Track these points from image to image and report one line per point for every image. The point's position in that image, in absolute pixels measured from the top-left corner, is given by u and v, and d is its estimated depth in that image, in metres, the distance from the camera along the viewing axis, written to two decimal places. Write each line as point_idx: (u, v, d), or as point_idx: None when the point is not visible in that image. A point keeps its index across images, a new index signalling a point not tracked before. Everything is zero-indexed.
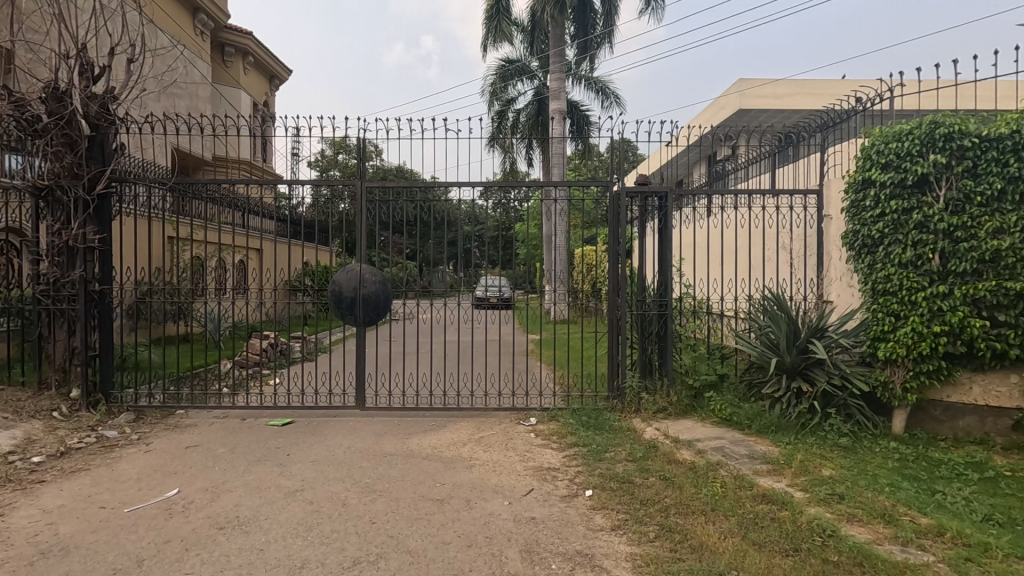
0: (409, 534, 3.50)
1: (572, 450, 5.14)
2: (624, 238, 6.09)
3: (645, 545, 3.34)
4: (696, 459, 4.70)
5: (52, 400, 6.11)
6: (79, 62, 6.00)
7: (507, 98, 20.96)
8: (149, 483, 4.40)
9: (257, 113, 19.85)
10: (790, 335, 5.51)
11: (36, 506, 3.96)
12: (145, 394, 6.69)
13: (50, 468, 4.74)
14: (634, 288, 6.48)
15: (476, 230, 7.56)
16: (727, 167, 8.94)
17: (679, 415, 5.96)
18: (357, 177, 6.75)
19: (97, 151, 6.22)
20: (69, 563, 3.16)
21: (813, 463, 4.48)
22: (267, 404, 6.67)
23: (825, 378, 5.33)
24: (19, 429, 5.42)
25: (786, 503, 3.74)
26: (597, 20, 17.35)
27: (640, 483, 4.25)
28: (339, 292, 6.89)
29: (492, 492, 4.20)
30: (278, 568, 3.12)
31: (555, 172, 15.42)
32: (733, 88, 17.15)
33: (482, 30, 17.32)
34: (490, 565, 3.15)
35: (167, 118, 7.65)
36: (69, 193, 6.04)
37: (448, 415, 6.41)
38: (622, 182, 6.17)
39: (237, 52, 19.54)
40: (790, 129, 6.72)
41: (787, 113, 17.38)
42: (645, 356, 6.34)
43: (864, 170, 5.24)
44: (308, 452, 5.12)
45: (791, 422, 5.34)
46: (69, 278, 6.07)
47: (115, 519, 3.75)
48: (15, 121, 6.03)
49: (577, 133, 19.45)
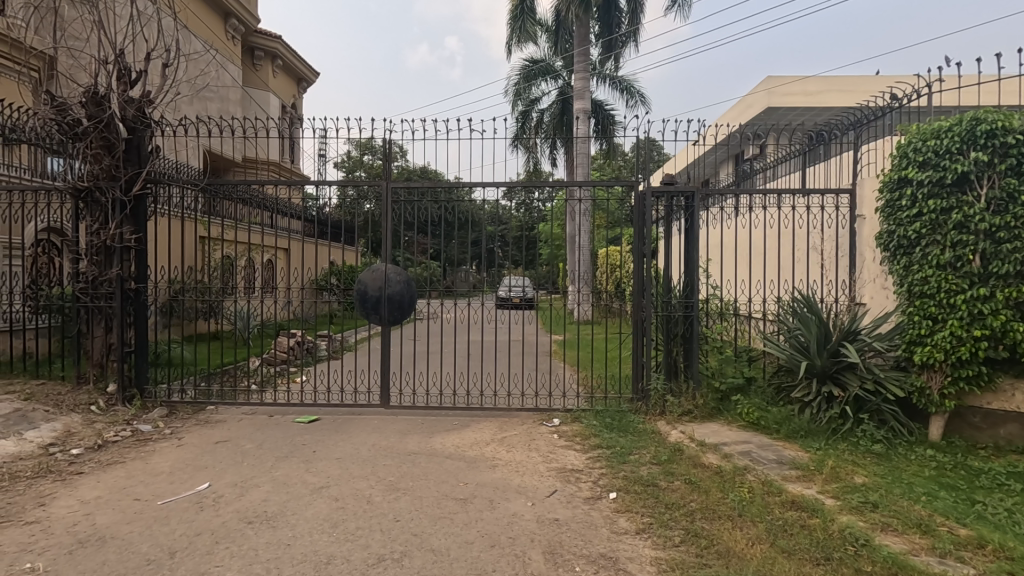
0: (433, 533, 3.52)
1: (595, 451, 5.11)
2: (649, 238, 6.02)
3: (670, 550, 3.30)
4: (723, 463, 4.62)
5: (90, 395, 6.32)
6: (117, 67, 6.20)
7: (531, 98, 20.94)
8: (181, 476, 4.52)
9: (284, 114, 20.18)
10: (821, 338, 5.38)
11: (74, 497, 4.09)
12: (178, 390, 6.88)
13: (87, 460, 4.89)
14: (659, 288, 6.40)
15: (500, 230, 7.56)
16: (755, 166, 8.77)
17: (704, 418, 5.86)
18: (383, 178, 6.83)
19: (134, 153, 6.40)
20: (106, 553, 3.26)
21: (845, 470, 4.36)
22: (294, 402, 6.79)
23: (858, 383, 5.18)
24: (59, 422, 5.63)
25: (817, 510, 3.64)
26: (622, 18, 17.25)
27: (665, 486, 4.19)
28: (365, 292, 6.97)
29: (515, 492, 4.20)
30: (305, 564, 3.16)
31: (579, 172, 15.34)
32: (761, 86, 16.86)
33: (506, 31, 17.37)
34: (513, 566, 3.15)
35: (200, 121, 7.84)
36: (108, 194, 6.25)
37: (471, 415, 6.44)
38: (648, 182, 6.08)
39: (266, 56, 19.91)
40: (823, 126, 6.55)
41: (816, 112, 17.03)
42: (670, 358, 6.24)
43: (899, 169, 5.07)
44: (334, 449, 5.20)
45: (822, 427, 5.20)
46: (107, 276, 6.27)
47: (148, 511, 3.85)
48: (57, 125, 6.26)
49: (601, 133, 19.33)
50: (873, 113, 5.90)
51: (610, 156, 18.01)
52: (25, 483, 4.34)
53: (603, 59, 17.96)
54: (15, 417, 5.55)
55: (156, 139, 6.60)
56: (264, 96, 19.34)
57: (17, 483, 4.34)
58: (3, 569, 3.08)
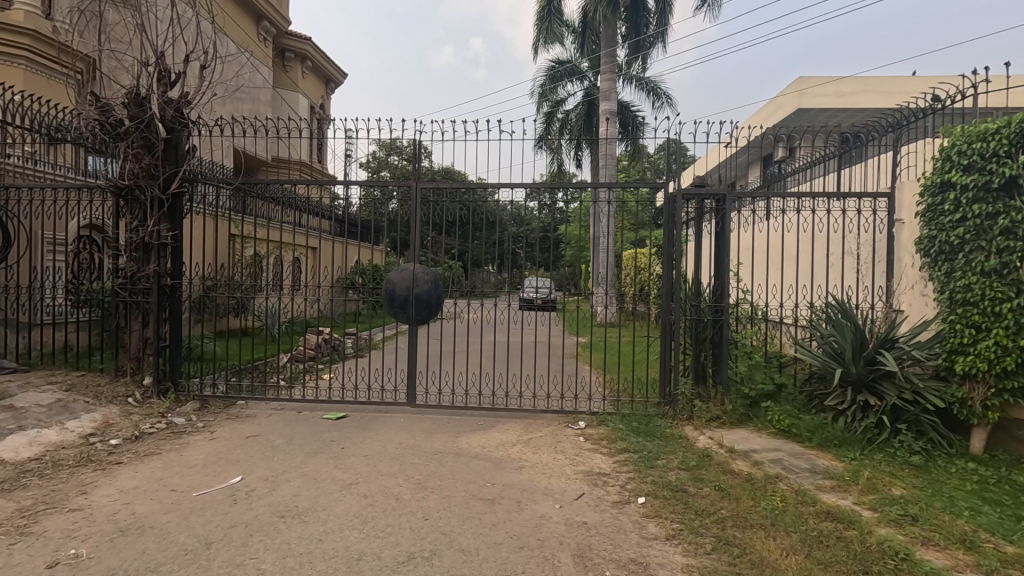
0: (462, 532, 3.53)
1: (622, 455, 5.07)
2: (678, 242, 5.93)
3: (702, 557, 3.25)
4: (753, 470, 4.55)
5: (127, 387, 6.50)
6: (158, 69, 6.36)
7: (557, 99, 20.86)
8: (214, 469, 4.62)
9: (313, 114, 20.53)
10: (856, 346, 5.25)
11: (114, 486, 4.22)
12: (209, 384, 7.04)
13: (125, 450, 5.04)
14: (688, 292, 6.31)
15: (522, 231, 7.52)
16: (786, 168, 8.61)
17: (733, 424, 5.77)
18: (411, 178, 6.90)
19: (172, 153, 6.56)
20: (145, 542, 3.35)
21: (882, 481, 4.24)
22: (321, 398, 6.89)
23: (895, 392, 5.03)
24: (98, 413, 5.81)
25: (854, 522, 3.55)
26: (650, 19, 17.11)
27: (694, 492, 4.14)
28: (393, 290, 7.05)
29: (542, 494, 4.19)
30: (337, 559, 3.20)
31: (604, 173, 15.24)
32: (792, 87, 16.53)
33: (533, 32, 17.36)
34: (543, 567, 3.14)
35: (235, 122, 7.99)
36: (147, 193, 6.42)
37: (496, 415, 6.45)
38: (678, 184, 6.00)
39: (296, 57, 20.21)
40: (859, 128, 6.38)
41: (849, 112, 16.64)
42: (699, 363, 6.15)
43: (942, 172, 4.93)
44: (361, 446, 5.26)
45: (857, 436, 5.07)
46: (144, 272, 6.44)
47: (184, 502, 3.94)
48: (100, 125, 6.47)
49: (627, 134, 19.19)
50: (912, 114, 5.72)
51: (636, 157, 17.87)
52: (67, 472, 4.48)
53: (630, 59, 17.82)
54: (58, 407, 5.74)
55: (193, 139, 6.75)
56: (294, 96, 19.69)
57: (60, 471, 4.49)
58: (50, 554, 3.19)
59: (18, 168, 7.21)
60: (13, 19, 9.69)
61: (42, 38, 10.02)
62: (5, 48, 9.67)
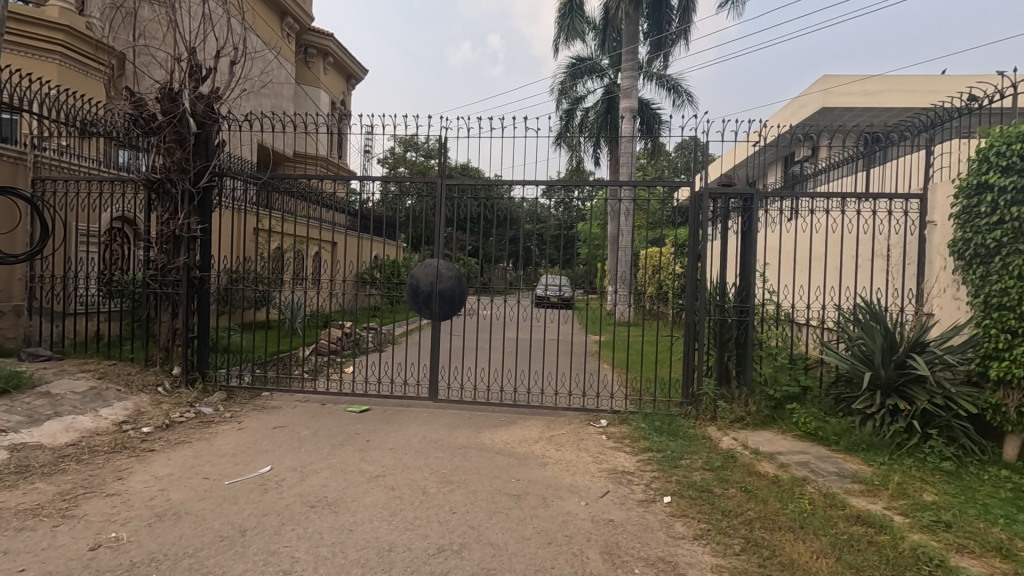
0: (490, 527, 3.56)
1: (645, 454, 5.06)
2: (703, 241, 5.89)
3: (731, 558, 3.24)
4: (779, 472, 4.51)
5: (157, 376, 6.64)
6: (190, 65, 6.46)
7: (576, 96, 20.77)
8: (244, 459, 4.70)
9: (334, 110, 20.72)
10: (886, 349, 5.20)
11: (149, 472, 4.32)
12: (235, 374, 7.17)
13: (157, 438, 5.15)
14: (713, 292, 6.25)
15: (538, 229, 7.35)
16: (808, 169, 8.52)
17: (757, 426, 5.71)
18: (436, 175, 6.94)
19: (203, 148, 6.68)
20: (181, 527, 3.43)
21: (913, 487, 4.18)
22: (344, 391, 6.96)
23: (926, 397, 4.97)
24: (130, 401, 5.96)
25: (886, 527, 3.51)
26: (672, 16, 17.00)
27: (720, 493, 4.12)
28: (416, 286, 7.10)
29: (567, 491, 4.20)
30: (369, 549, 3.25)
31: (623, 172, 15.15)
32: (816, 86, 16.26)
33: (553, 29, 17.31)
34: (572, 564, 3.15)
35: (262, 117, 8.08)
36: (178, 186, 6.53)
37: (518, 412, 6.47)
38: (705, 182, 5.94)
39: (318, 53, 20.40)
40: (890, 127, 6.26)
41: (875, 112, 16.37)
42: (722, 364, 6.09)
43: (979, 173, 4.83)
44: (386, 439, 5.31)
45: (885, 441, 5.00)
46: (174, 264, 6.55)
47: (217, 490, 4.03)
48: (134, 120, 6.60)
49: (646, 133, 19.10)
50: (946, 114, 5.60)
51: (655, 156, 17.76)
52: (103, 457, 4.60)
53: (651, 58, 17.66)
54: (91, 394, 5.89)
55: (222, 134, 6.86)
56: (316, 91, 19.86)
57: (96, 457, 4.61)
58: (92, 537, 3.28)
59: (54, 161, 7.38)
60: (49, 15, 9.92)
61: (76, 35, 10.26)
62: (40, 44, 9.89)
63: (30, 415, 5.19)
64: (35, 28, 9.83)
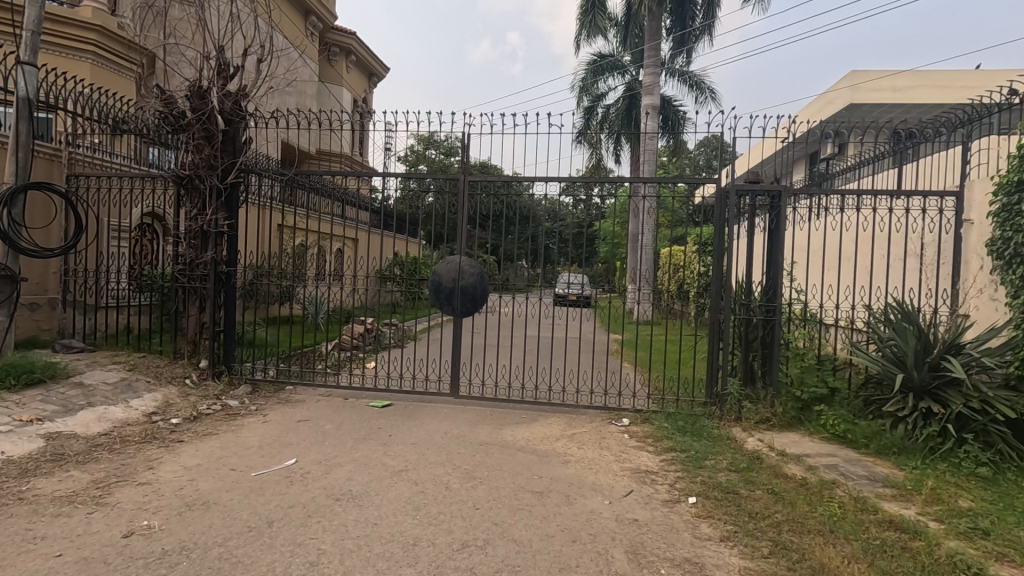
0: (513, 523, 3.55)
1: (668, 454, 5.01)
2: (729, 240, 5.78)
3: (759, 561, 3.18)
4: (807, 475, 4.42)
5: (185, 368, 6.78)
6: (217, 63, 6.54)
7: (597, 93, 20.62)
8: (269, 451, 4.77)
9: (356, 108, 20.88)
10: (919, 351, 5.07)
11: (178, 463, 4.41)
12: (260, 368, 7.28)
13: (186, 430, 5.25)
14: (739, 292, 6.14)
15: (557, 228, 7.29)
16: (836, 166, 8.33)
17: (783, 427, 5.61)
18: (459, 172, 6.93)
19: (230, 144, 6.75)
20: (211, 517, 3.48)
21: (948, 492, 4.07)
22: (367, 387, 7.01)
23: (962, 400, 4.82)
24: (159, 393, 6.09)
25: (920, 533, 3.42)
26: (696, 12, 16.83)
27: (746, 495, 4.05)
28: (438, 282, 7.12)
29: (590, 490, 4.18)
30: (393, 543, 3.27)
31: (644, 169, 15.00)
32: (843, 82, 15.92)
33: (575, 26, 17.20)
34: (597, 563, 3.13)
35: (288, 114, 8.14)
36: (206, 182, 6.62)
37: (538, 409, 6.44)
38: (731, 179, 5.82)
39: (341, 52, 20.61)
40: (923, 123, 6.02)
41: (905, 107, 15.97)
42: (747, 363, 5.98)
43: (1019, 170, 4.68)
44: (408, 434, 5.35)
45: (918, 445, 4.86)
46: (202, 259, 6.66)
47: (244, 481, 4.09)
48: (165, 117, 6.73)
49: (669, 130, 18.90)
50: (984, 109, 5.40)
51: (675, 154, 17.58)
52: (134, 447, 4.71)
53: (674, 54, 17.45)
54: (122, 385, 6.04)
55: (248, 132, 6.92)
56: (339, 89, 20.04)
57: (128, 446, 4.71)
58: (125, 525, 3.36)
59: (87, 158, 7.60)
60: (82, 16, 10.17)
61: (109, 35, 10.53)
62: (74, 44, 10.15)
63: (64, 405, 5.33)
64: (69, 28, 10.08)
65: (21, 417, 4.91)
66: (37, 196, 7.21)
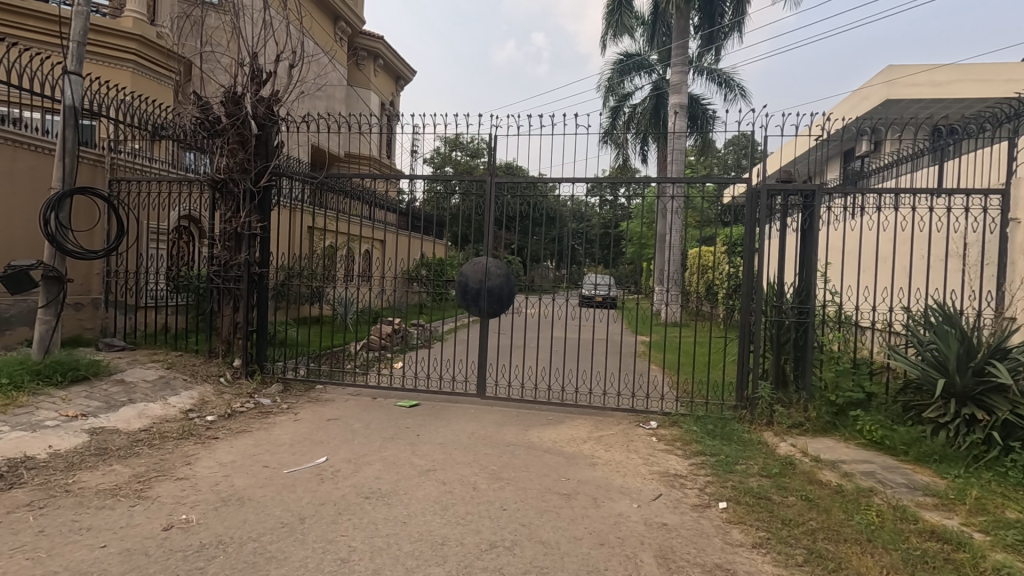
0: (541, 525, 3.55)
1: (698, 458, 4.93)
2: (760, 240, 5.66)
3: (793, 569, 3.11)
4: (843, 482, 4.30)
5: (219, 367, 6.96)
6: (251, 69, 6.70)
7: (623, 93, 20.46)
8: (301, 449, 4.86)
9: (384, 111, 21.04)
10: (962, 355, 4.89)
11: (214, 459, 4.53)
12: (291, 367, 7.44)
13: (221, 427, 5.40)
14: (770, 294, 6.00)
15: (582, 229, 7.25)
16: (871, 165, 8.10)
17: (817, 432, 5.46)
18: (486, 173, 6.95)
19: (263, 148, 6.90)
20: (245, 513, 3.57)
21: (993, 502, 3.91)
22: (394, 386, 7.09)
23: (1008, 406, 4.63)
24: (195, 391, 6.27)
25: (964, 544, 3.29)
26: (725, 8, 16.56)
27: (779, 501, 3.96)
28: (465, 283, 7.16)
29: (618, 493, 4.14)
30: (422, 542, 3.30)
31: (672, 169, 14.82)
32: (879, 77, 15.44)
33: (601, 26, 17.10)
34: (626, 566, 3.10)
35: (317, 118, 8.30)
36: (240, 185, 6.80)
37: (565, 411, 6.42)
38: (763, 178, 5.66)
39: (369, 56, 20.90)
40: (966, 119, 5.78)
41: (945, 103, 15.41)
42: (779, 367, 5.85)
43: None
44: (435, 434, 5.39)
45: (960, 453, 4.69)
46: (236, 260, 6.84)
47: (277, 478, 4.18)
48: (201, 123, 6.93)
49: (697, 129, 18.67)
50: None
51: (703, 154, 17.36)
52: (172, 443, 4.86)
53: (702, 52, 17.21)
54: (160, 383, 6.24)
55: (280, 136, 7.07)
56: (367, 93, 20.33)
57: (166, 442, 4.86)
58: (165, 518, 3.47)
59: (128, 163, 7.88)
60: (123, 26, 10.56)
61: (148, 44, 10.91)
62: (116, 53, 10.55)
63: (107, 401, 5.54)
64: (111, 39, 10.48)
65: (67, 413, 5.11)
66: (81, 201, 7.51)
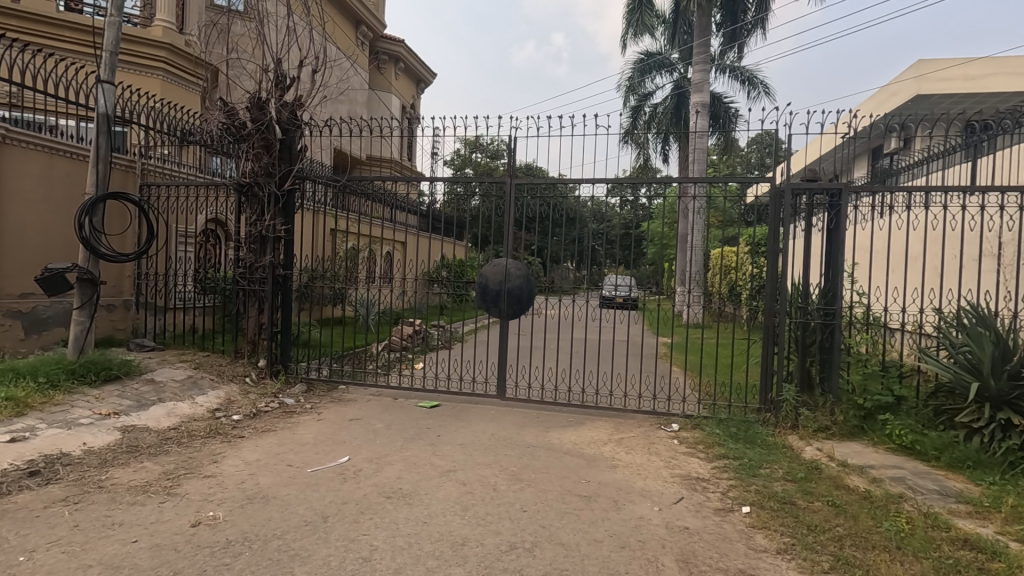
0: (561, 527, 3.54)
1: (720, 461, 4.87)
2: (784, 239, 5.56)
3: None
4: (871, 488, 4.19)
5: (245, 367, 7.11)
6: (275, 75, 6.82)
7: (644, 92, 20.31)
8: (324, 448, 4.93)
9: (404, 114, 21.20)
10: (996, 359, 4.75)
11: (239, 457, 4.62)
12: (314, 367, 7.55)
13: (246, 426, 5.51)
14: (795, 294, 5.89)
15: (602, 230, 7.22)
16: (900, 162, 7.89)
17: (844, 436, 5.35)
18: (505, 174, 6.97)
19: (287, 152, 7.03)
20: (270, 511, 3.64)
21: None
22: (415, 387, 7.15)
23: None
24: (222, 391, 6.41)
25: (999, 553, 3.19)
26: (748, 5, 16.33)
27: (805, 506, 3.88)
28: (485, 284, 7.20)
29: (639, 495, 4.11)
30: (443, 542, 3.32)
31: (694, 168, 14.65)
32: (909, 72, 15.03)
33: (621, 26, 17.00)
34: (646, 570, 3.08)
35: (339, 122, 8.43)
36: (265, 189, 6.93)
37: (585, 413, 6.40)
38: (787, 177, 5.56)
39: (390, 59, 21.14)
40: (1000, 114, 5.60)
41: (979, 97, 14.90)
42: (804, 369, 5.73)
43: None
44: (455, 435, 5.42)
45: (995, 459, 4.55)
46: (261, 262, 6.96)
47: (300, 477, 4.25)
48: (227, 128, 7.08)
49: (720, 128, 18.43)
50: None
51: (726, 153, 17.13)
52: (200, 441, 4.97)
53: (725, 49, 16.99)
54: (189, 383, 6.39)
55: (304, 140, 7.19)
56: (388, 96, 20.53)
57: (194, 440, 4.98)
58: (193, 515, 3.55)
59: (158, 168, 8.10)
60: (153, 35, 10.87)
61: (177, 52, 11.21)
62: (146, 61, 10.86)
63: (138, 400, 5.69)
64: (142, 47, 10.79)
65: (100, 411, 5.27)
66: (113, 205, 7.74)
